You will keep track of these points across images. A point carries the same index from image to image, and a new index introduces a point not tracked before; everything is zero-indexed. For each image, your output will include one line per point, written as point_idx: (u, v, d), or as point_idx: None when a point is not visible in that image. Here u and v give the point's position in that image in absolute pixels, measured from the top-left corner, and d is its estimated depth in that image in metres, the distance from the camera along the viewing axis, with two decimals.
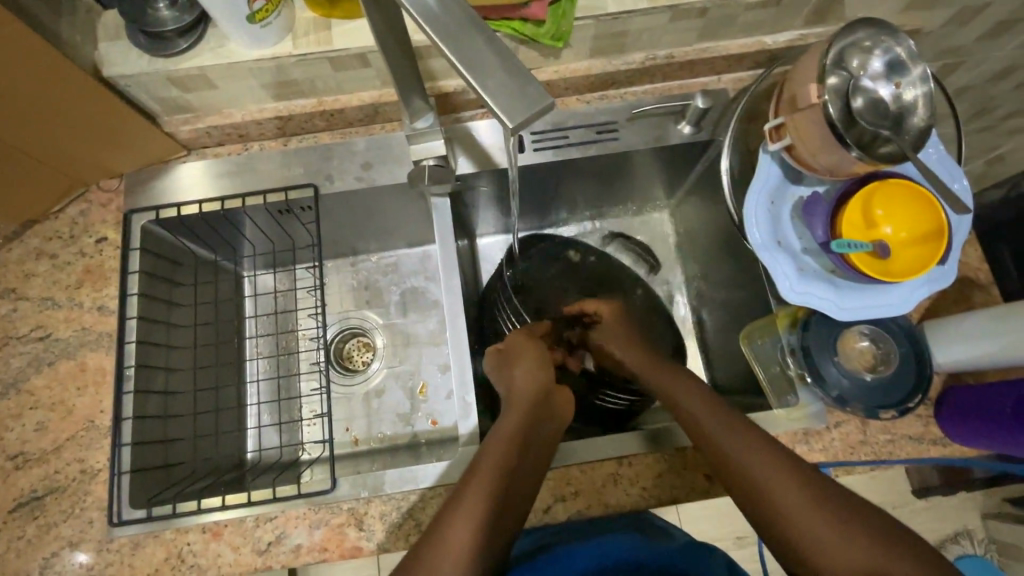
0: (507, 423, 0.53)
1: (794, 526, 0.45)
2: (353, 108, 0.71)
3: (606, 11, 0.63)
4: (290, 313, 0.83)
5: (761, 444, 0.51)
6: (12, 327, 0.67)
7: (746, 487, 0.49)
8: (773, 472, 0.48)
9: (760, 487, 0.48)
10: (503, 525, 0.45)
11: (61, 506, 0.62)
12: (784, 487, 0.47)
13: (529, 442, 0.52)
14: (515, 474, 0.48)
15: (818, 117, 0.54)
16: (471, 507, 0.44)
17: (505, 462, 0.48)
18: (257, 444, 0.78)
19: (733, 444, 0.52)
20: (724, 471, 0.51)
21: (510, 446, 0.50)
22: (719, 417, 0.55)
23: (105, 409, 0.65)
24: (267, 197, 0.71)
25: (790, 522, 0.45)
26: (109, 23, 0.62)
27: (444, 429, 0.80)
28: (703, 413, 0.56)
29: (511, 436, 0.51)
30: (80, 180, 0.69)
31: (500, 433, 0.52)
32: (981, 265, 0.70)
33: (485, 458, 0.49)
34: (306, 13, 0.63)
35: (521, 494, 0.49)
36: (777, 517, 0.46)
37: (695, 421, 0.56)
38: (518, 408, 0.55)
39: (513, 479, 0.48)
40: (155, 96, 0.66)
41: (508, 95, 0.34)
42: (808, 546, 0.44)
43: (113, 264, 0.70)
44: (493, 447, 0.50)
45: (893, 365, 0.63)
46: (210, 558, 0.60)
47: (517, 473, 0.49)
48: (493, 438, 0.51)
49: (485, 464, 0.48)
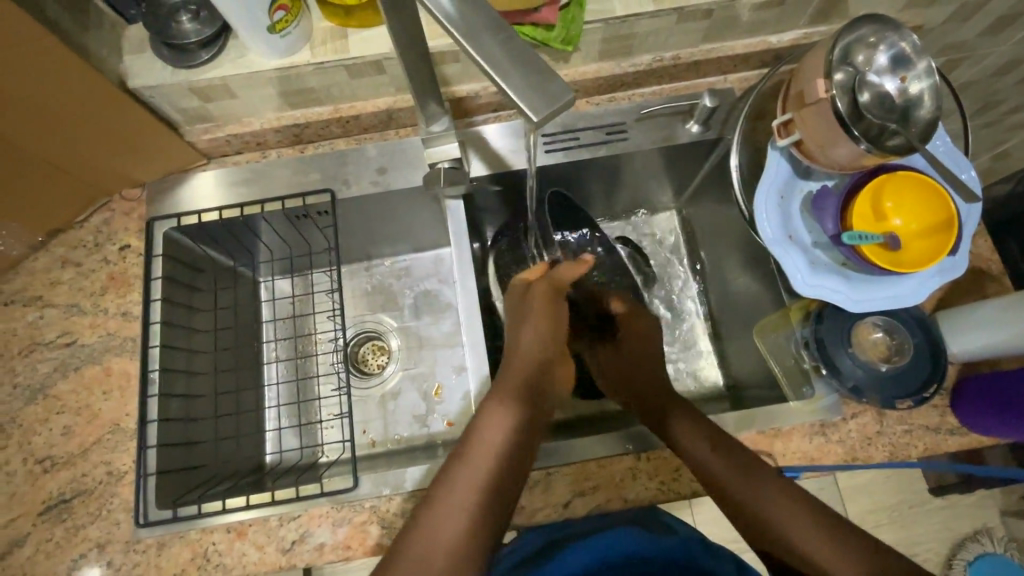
0: (495, 405, 0.53)
1: (791, 548, 0.48)
2: (368, 114, 0.73)
3: (614, 14, 0.64)
4: (308, 317, 0.84)
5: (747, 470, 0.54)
6: (39, 334, 0.68)
7: (738, 509, 0.52)
8: (762, 499, 0.51)
9: (752, 512, 0.51)
10: (492, 514, 0.46)
11: (88, 509, 0.63)
12: (777, 514, 0.50)
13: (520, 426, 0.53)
14: (503, 464, 0.49)
15: (827, 112, 0.55)
16: (453, 504, 0.46)
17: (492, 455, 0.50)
18: (277, 445, 0.79)
19: (723, 470, 0.54)
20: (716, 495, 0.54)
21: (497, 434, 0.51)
22: (701, 434, 0.58)
23: (130, 413, 0.66)
24: (285, 203, 0.72)
25: (786, 545, 0.48)
26: (134, 37, 0.64)
27: (458, 418, 0.81)
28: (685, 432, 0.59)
29: (499, 423, 0.52)
30: (103, 190, 0.71)
31: (490, 419, 0.52)
32: (992, 256, 0.70)
33: (472, 449, 0.50)
34: (323, 23, 0.65)
35: (513, 480, 0.49)
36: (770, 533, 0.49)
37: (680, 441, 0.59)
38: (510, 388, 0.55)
39: (501, 469, 0.49)
40: (177, 106, 0.68)
41: (531, 88, 0.36)
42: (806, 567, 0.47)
43: (137, 270, 0.71)
44: (482, 435, 0.51)
45: (907, 355, 0.63)
46: (235, 558, 0.61)
47: (505, 461, 0.50)
48: (478, 426, 0.52)
49: (472, 455, 0.49)
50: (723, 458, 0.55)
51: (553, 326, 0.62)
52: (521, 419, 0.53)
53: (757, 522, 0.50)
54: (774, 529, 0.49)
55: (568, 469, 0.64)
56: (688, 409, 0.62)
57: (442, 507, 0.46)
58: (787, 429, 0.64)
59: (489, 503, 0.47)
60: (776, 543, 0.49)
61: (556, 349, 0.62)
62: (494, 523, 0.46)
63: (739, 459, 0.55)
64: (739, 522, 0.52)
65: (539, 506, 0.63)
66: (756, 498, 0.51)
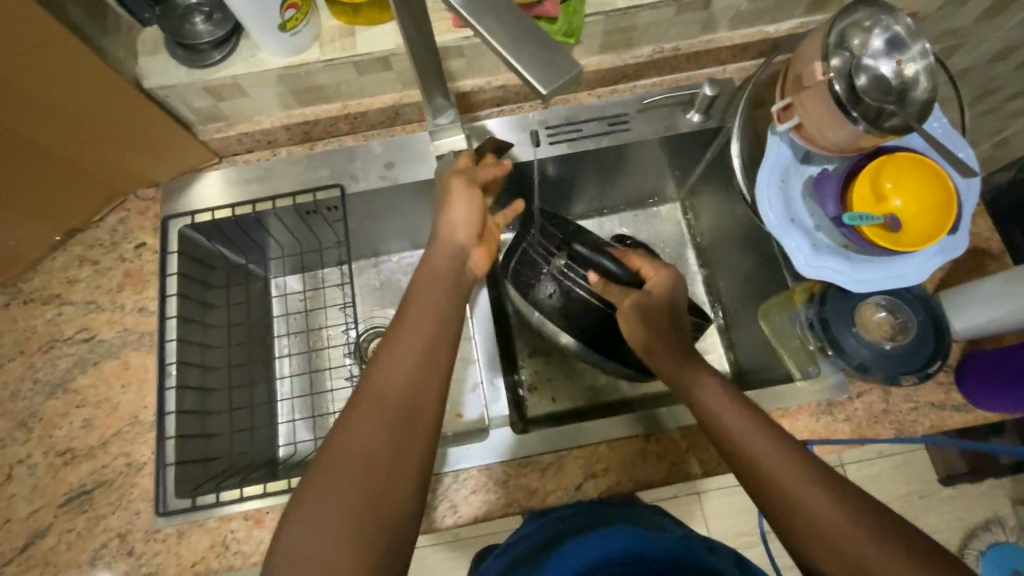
0: (396, 335, 0.49)
1: (832, 543, 0.45)
2: (376, 110, 0.75)
3: (614, 6, 0.66)
4: (320, 312, 0.85)
5: (790, 454, 0.50)
6: (59, 330, 0.70)
7: (776, 494, 0.48)
8: (805, 486, 0.47)
9: (798, 506, 0.47)
10: (414, 432, 0.45)
11: (109, 499, 0.64)
12: (818, 502, 0.46)
13: (437, 337, 0.50)
14: (414, 382, 0.47)
15: (825, 93, 0.56)
16: (369, 425, 0.44)
17: (393, 392, 0.46)
18: (290, 437, 0.80)
19: (765, 453, 0.50)
20: (751, 484, 0.50)
21: (410, 350, 0.49)
22: (733, 407, 0.54)
23: (148, 405, 0.68)
24: (296, 198, 0.73)
25: (827, 538, 0.45)
26: (149, 39, 0.66)
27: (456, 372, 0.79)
28: (719, 404, 0.55)
29: (401, 357, 0.48)
30: (118, 189, 0.73)
31: (402, 334, 0.49)
32: (992, 235, 0.71)
33: (375, 389, 0.46)
34: (332, 22, 0.67)
35: (431, 396, 0.47)
36: (801, 520, 0.46)
37: (710, 412, 0.55)
38: (413, 315, 0.51)
39: (419, 381, 0.48)
40: (191, 105, 0.70)
41: (539, 64, 0.37)
42: (841, 560, 0.44)
43: (153, 267, 0.73)
44: (384, 373, 0.47)
45: (910, 334, 0.64)
46: (254, 544, 0.63)
47: (409, 399, 0.46)
48: (391, 341, 0.49)
49: (371, 395, 0.46)
50: (766, 439, 0.51)
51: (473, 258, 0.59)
52: (415, 349, 0.49)
53: (797, 514, 0.47)
54: (814, 519, 0.46)
55: (578, 452, 0.65)
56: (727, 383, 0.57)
57: (359, 425, 0.45)
58: (794, 409, 0.65)
59: (409, 420, 0.46)
60: (812, 536, 0.45)
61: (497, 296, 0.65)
62: (414, 441, 0.45)
63: (777, 443, 0.51)
64: (772, 513, 0.48)
65: (551, 489, 0.65)
66: (798, 486, 0.47)
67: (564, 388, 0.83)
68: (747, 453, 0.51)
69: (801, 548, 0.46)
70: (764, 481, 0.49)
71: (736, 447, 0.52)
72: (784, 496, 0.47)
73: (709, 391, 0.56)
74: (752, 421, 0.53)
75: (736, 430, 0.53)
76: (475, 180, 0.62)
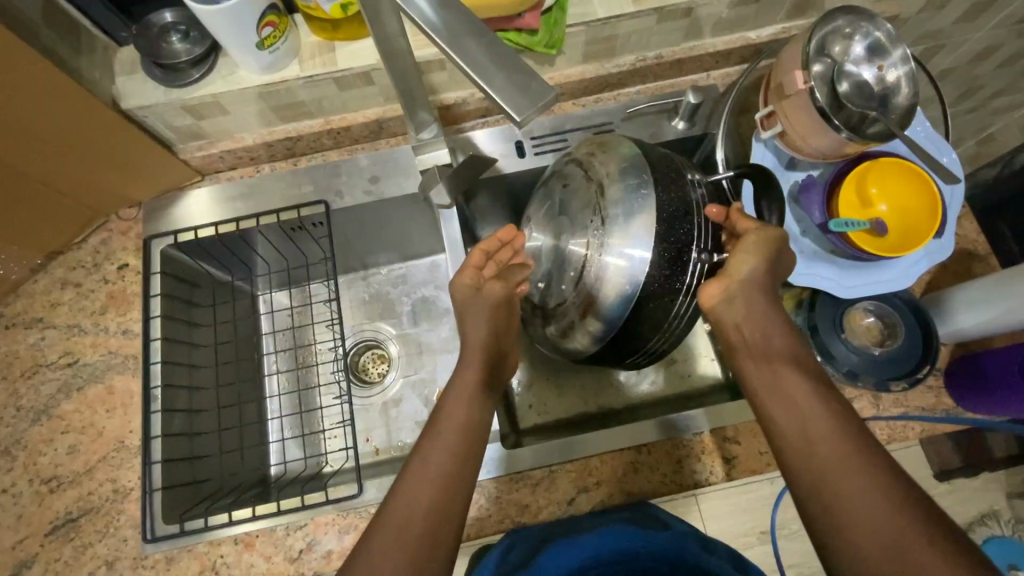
0: (421, 451, 0.52)
1: (873, 531, 0.39)
2: (359, 124, 0.75)
3: (595, 16, 0.66)
4: (307, 328, 0.84)
5: (842, 427, 0.45)
6: (41, 355, 0.69)
7: (816, 463, 0.44)
8: (854, 464, 0.42)
9: (843, 489, 0.42)
10: (432, 563, 0.45)
11: (95, 526, 0.63)
12: (865, 486, 0.41)
13: (456, 450, 0.52)
14: (431, 502, 0.48)
15: (806, 103, 0.56)
16: (387, 545, 0.46)
17: (413, 509, 0.48)
18: (281, 455, 0.78)
19: (816, 421, 0.46)
20: (793, 457, 0.45)
21: (429, 467, 0.50)
22: (795, 376, 0.49)
23: (134, 429, 0.67)
24: (280, 215, 0.72)
25: (865, 524, 0.40)
26: (126, 59, 0.66)
27: None
28: (778, 372, 0.50)
29: (424, 473, 0.50)
30: (101, 210, 0.72)
31: (427, 448, 0.52)
32: (978, 237, 0.72)
33: (393, 504, 0.48)
34: (311, 39, 0.67)
35: (453, 520, 0.48)
36: (842, 504, 0.41)
37: (769, 378, 0.50)
38: (436, 436, 0.53)
39: (443, 504, 0.49)
40: (171, 124, 0.69)
41: (513, 90, 0.36)
42: (881, 548, 0.39)
43: (135, 289, 0.72)
44: (405, 489, 0.49)
45: (899, 338, 0.65)
46: (243, 568, 0.62)
47: (428, 520, 0.47)
48: (414, 458, 0.52)
49: (390, 508, 0.48)
50: (821, 411, 0.46)
51: (504, 330, 0.62)
52: (436, 465, 0.51)
53: (840, 497, 0.42)
54: (854, 499, 0.41)
55: (571, 465, 0.65)
56: (779, 351, 0.52)
57: (377, 547, 0.46)
58: None
59: (429, 550, 0.46)
60: (840, 508, 0.41)
61: (508, 340, 0.63)
62: (430, 563, 0.45)
63: (838, 423, 0.45)
64: (812, 490, 0.43)
65: (544, 503, 0.64)
66: (841, 459, 0.43)
67: (582, 396, 0.81)
68: (796, 416, 0.47)
69: (832, 534, 0.41)
70: (811, 457, 0.44)
71: (786, 410, 0.48)
72: (830, 476, 0.43)
73: (767, 359, 0.51)
74: (809, 387, 0.48)
75: (788, 392, 0.48)
76: (492, 257, 0.65)
